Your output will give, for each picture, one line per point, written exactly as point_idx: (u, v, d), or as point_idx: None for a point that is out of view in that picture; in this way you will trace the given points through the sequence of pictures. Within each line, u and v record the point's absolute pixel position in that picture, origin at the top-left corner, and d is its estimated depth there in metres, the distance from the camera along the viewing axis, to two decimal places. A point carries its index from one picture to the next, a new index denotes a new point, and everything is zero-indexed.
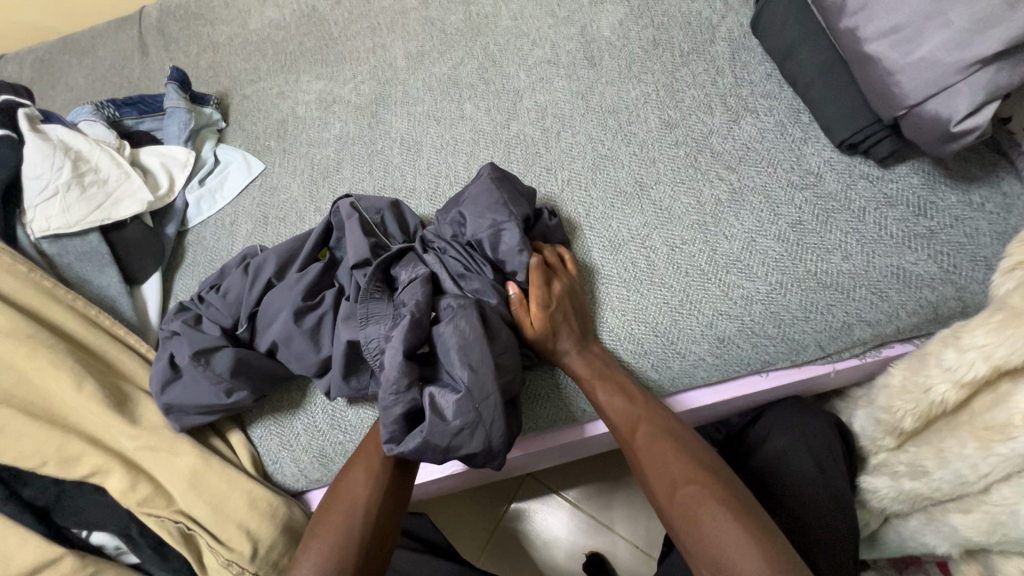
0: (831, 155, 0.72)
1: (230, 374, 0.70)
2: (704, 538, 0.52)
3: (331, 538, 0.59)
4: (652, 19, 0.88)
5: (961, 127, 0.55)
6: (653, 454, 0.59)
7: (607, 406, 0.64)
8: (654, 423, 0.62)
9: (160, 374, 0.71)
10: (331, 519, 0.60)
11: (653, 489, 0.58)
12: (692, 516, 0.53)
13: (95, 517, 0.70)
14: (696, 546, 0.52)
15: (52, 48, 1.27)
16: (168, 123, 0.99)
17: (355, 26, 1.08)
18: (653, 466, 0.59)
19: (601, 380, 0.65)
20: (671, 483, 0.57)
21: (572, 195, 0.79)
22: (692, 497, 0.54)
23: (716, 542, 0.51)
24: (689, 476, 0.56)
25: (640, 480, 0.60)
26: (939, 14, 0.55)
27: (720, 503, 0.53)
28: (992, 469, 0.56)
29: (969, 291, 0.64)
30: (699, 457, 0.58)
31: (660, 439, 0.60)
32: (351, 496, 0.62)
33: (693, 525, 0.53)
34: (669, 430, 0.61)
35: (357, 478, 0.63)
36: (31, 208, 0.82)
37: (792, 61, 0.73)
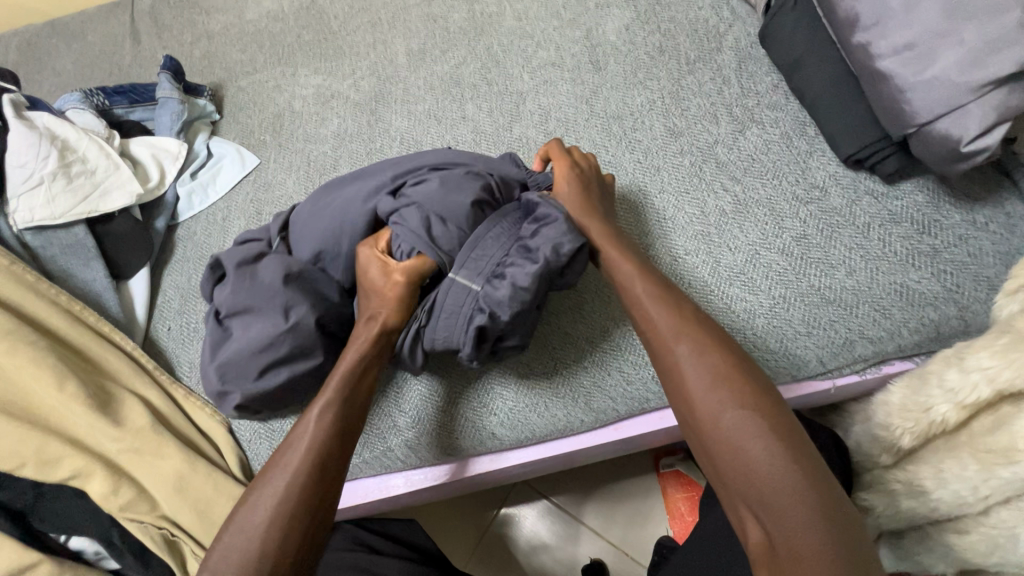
0: (836, 170, 0.71)
1: (282, 285, 0.66)
2: (750, 464, 0.46)
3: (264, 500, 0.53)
4: (659, 25, 0.88)
5: (970, 148, 0.55)
6: (719, 413, 0.49)
7: (645, 310, 0.57)
8: (731, 378, 0.50)
9: (215, 340, 0.69)
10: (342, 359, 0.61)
11: (688, 393, 0.51)
12: (768, 490, 0.45)
13: (74, 521, 0.68)
14: (738, 474, 0.47)
15: (39, 31, 1.23)
16: (160, 114, 0.97)
17: (355, 21, 1.06)
18: (693, 374, 0.52)
19: (667, 325, 0.55)
20: (717, 395, 0.50)
21: None
22: (776, 478, 0.45)
23: (790, 526, 0.43)
24: (775, 452, 0.46)
25: (671, 390, 0.53)
26: (953, 32, 0.55)
27: (769, 441, 0.46)
28: (993, 492, 0.56)
29: (971, 311, 0.63)
30: (745, 376, 0.50)
31: (706, 349, 0.52)
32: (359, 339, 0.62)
33: (766, 499, 0.45)
34: (756, 393, 0.49)
35: (316, 417, 0.57)
36: (14, 198, 0.79)
37: (800, 73, 0.73)
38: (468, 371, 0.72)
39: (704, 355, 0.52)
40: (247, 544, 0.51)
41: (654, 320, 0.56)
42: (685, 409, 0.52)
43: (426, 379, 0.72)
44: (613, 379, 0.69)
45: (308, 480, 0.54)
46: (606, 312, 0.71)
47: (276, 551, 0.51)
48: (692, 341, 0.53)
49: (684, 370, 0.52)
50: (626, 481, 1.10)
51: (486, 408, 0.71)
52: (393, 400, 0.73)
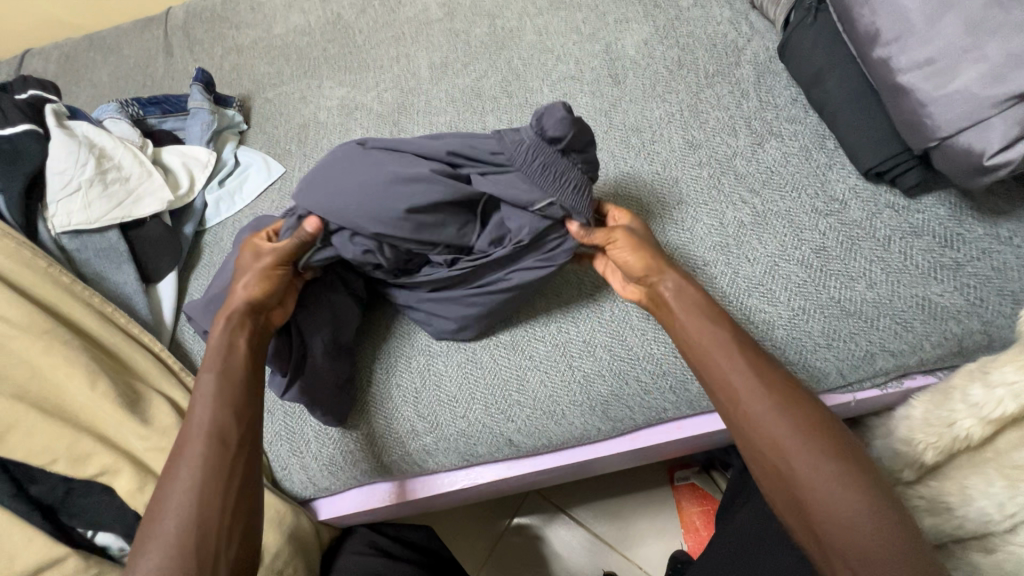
0: (856, 183, 0.71)
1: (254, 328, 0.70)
2: (832, 513, 0.48)
3: (178, 500, 0.55)
4: (677, 40, 0.89)
5: (993, 161, 0.55)
6: (766, 429, 0.53)
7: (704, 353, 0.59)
8: (781, 394, 0.54)
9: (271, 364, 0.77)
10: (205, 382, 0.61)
11: (758, 436, 0.53)
12: (832, 502, 0.48)
13: (101, 517, 0.70)
14: (819, 520, 0.49)
15: (78, 45, 1.29)
16: (191, 124, 1.00)
17: (379, 35, 1.09)
18: (762, 420, 0.53)
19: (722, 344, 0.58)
20: (789, 441, 0.51)
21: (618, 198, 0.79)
22: (836, 493, 0.49)
23: (866, 537, 0.47)
24: (832, 466, 0.50)
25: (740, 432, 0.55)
26: (974, 47, 0.55)
27: (850, 492, 0.48)
28: (1020, 510, 0.54)
29: (995, 325, 0.63)
30: (821, 428, 0.52)
31: (775, 399, 0.54)
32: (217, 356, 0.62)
33: (827, 511, 0.48)
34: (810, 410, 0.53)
35: (201, 415, 0.59)
36: (53, 203, 0.82)
37: (819, 87, 0.73)
38: (487, 377, 0.72)
39: (752, 369, 0.56)
40: (170, 536, 0.53)
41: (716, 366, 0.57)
42: (741, 422, 0.55)
43: (444, 385, 0.73)
44: (631, 388, 0.69)
45: (191, 470, 0.56)
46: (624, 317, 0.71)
47: (202, 528, 0.54)
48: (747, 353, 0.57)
49: (754, 417, 0.54)
50: (638, 493, 1.10)
51: (504, 415, 0.71)
52: (412, 405, 0.73)
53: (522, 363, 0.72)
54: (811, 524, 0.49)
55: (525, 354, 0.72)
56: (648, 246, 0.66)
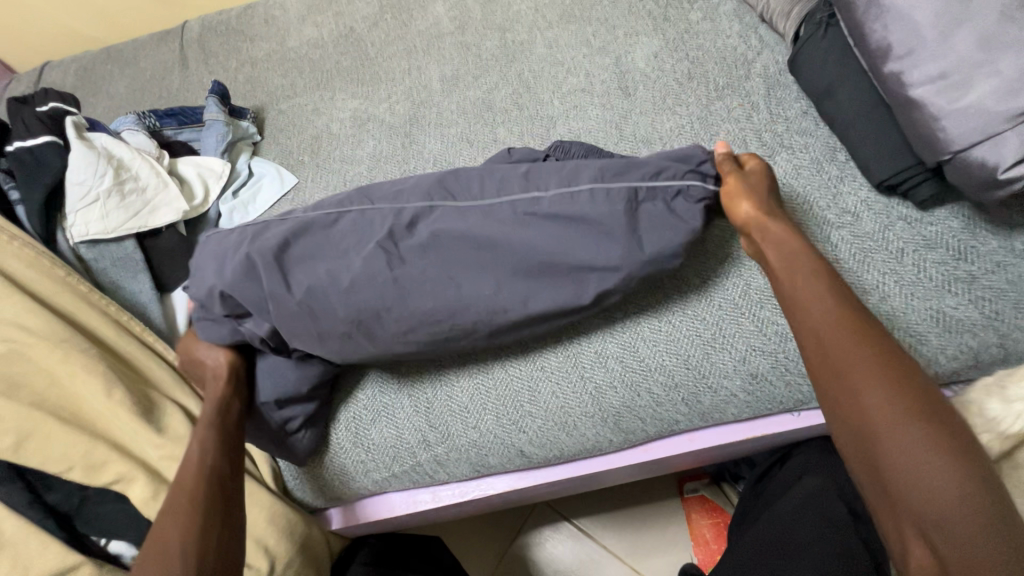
0: (867, 196, 0.71)
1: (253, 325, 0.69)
2: (928, 492, 0.45)
3: (164, 522, 0.60)
4: (687, 53, 0.90)
5: (1008, 175, 0.55)
6: (851, 385, 0.50)
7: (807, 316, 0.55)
8: (875, 354, 0.51)
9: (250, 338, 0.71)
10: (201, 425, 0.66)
11: (857, 405, 0.50)
12: (912, 461, 0.46)
13: (115, 524, 0.70)
14: (912, 499, 0.46)
15: (96, 58, 1.32)
16: (207, 135, 1.02)
17: (391, 48, 1.10)
18: (863, 389, 0.50)
19: (817, 292, 0.55)
20: (884, 412, 0.48)
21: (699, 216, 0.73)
22: (917, 451, 0.46)
23: (944, 502, 0.45)
24: (918, 427, 0.47)
25: (834, 399, 0.52)
26: (987, 63, 0.55)
27: (949, 472, 0.45)
28: None
29: (1011, 338, 0.62)
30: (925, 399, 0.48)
31: (873, 369, 0.50)
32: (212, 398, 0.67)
33: (904, 469, 0.46)
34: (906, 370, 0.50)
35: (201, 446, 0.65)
36: (72, 213, 0.84)
37: (830, 100, 0.74)
38: (498, 388, 0.72)
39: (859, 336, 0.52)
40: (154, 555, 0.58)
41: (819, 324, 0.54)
42: (827, 373, 0.52)
43: (456, 395, 0.72)
44: (643, 400, 0.69)
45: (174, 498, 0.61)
46: (636, 326, 0.70)
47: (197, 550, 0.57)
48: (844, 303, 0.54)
49: (855, 385, 0.50)
50: (647, 505, 1.09)
51: (517, 426, 0.71)
52: (423, 414, 0.73)
53: (534, 372, 0.71)
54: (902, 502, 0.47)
55: (537, 363, 0.71)
56: (762, 194, 0.62)
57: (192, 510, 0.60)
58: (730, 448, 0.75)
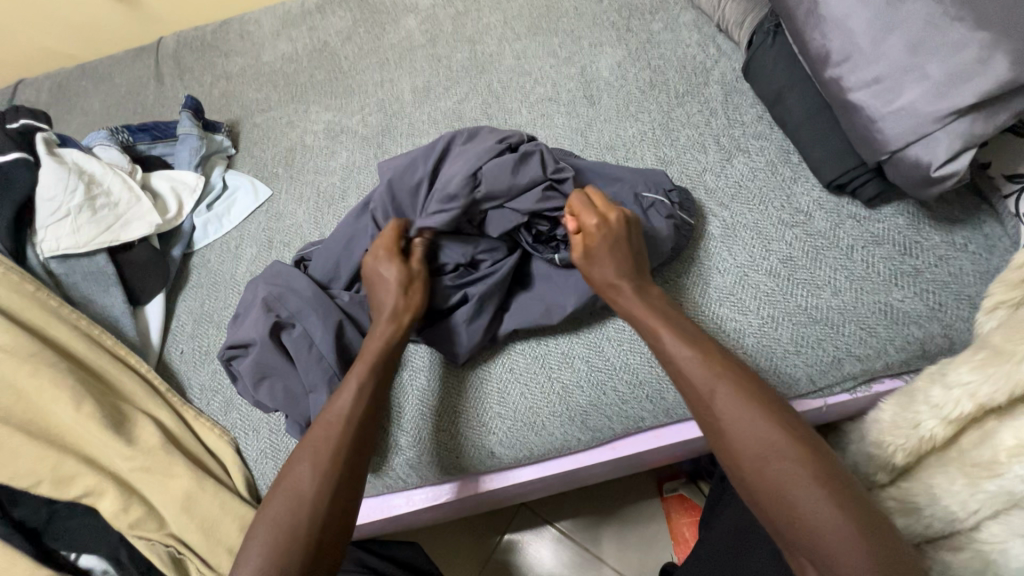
0: (820, 196, 0.74)
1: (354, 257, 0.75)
2: (801, 518, 0.48)
3: (290, 488, 0.58)
4: (649, 62, 0.93)
5: (941, 172, 0.58)
6: (734, 415, 0.53)
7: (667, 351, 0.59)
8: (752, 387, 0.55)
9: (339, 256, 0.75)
10: (305, 442, 0.61)
11: (731, 444, 0.53)
12: (782, 488, 0.49)
13: (85, 538, 0.70)
14: (789, 526, 0.48)
15: (70, 75, 1.32)
16: (180, 149, 1.02)
17: (364, 61, 1.12)
18: (732, 426, 0.53)
19: (669, 335, 0.60)
20: (757, 441, 0.51)
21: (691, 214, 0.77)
22: (790, 477, 0.49)
23: (812, 521, 0.47)
24: (785, 454, 0.50)
25: (714, 441, 0.55)
26: (917, 67, 0.59)
27: (821, 499, 0.48)
28: (980, 506, 0.55)
29: (954, 328, 0.65)
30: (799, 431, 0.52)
31: (750, 400, 0.53)
32: (333, 406, 0.62)
33: (785, 502, 0.49)
34: (761, 399, 0.54)
35: (296, 469, 0.59)
36: (42, 228, 0.84)
37: (781, 105, 0.77)
38: (467, 391, 0.73)
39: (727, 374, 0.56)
40: (285, 517, 0.56)
41: (687, 365, 0.57)
42: (700, 409, 0.56)
43: (427, 398, 0.74)
44: (609, 398, 0.71)
45: (343, 457, 0.59)
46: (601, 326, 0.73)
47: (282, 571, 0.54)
48: (698, 350, 0.58)
49: (726, 425, 0.53)
50: (626, 507, 1.10)
51: (486, 428, 0.72)
52: (394, 419, 0.74)
53: (504, 375, 0.73)
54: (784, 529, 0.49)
55: (504, 366, 0.74)
56: (621, 252, 0.65)
57: (327, 469, 0.58)
58: (694, 445, 0.77)
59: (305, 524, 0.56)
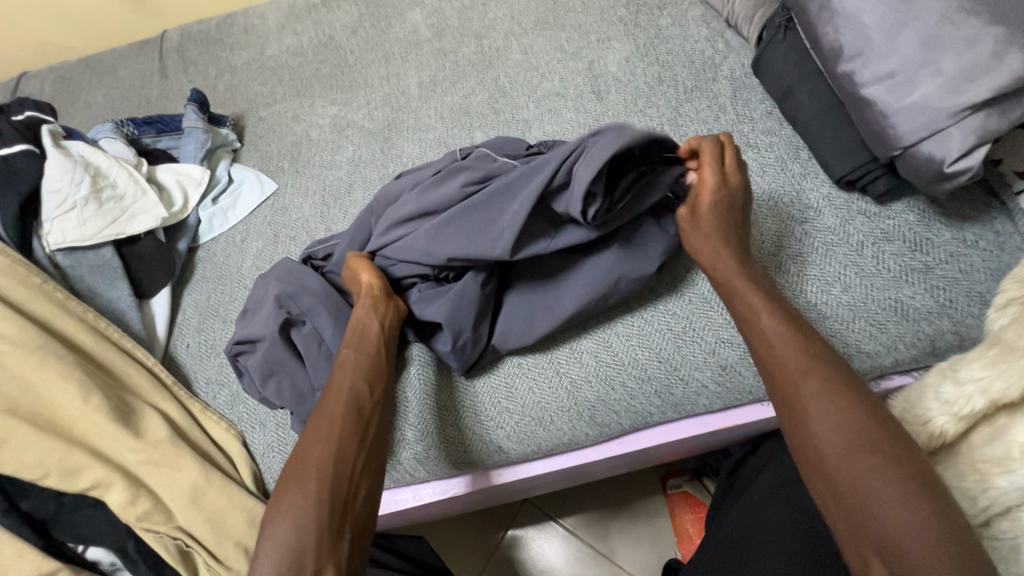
0: (829, 191, 0.74)
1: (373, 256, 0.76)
2: (887, 519, 0.46)
3: (297, 462, 0.59)
4: (657, 57, 0.92)
5: (954, 168, 0.58)
6: (822, 406, 0.52)
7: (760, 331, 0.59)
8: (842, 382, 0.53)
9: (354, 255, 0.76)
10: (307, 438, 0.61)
11: (816, 432, 0.52)
12: (869, 488, 0.48)
13: (92, 530, 0.70)
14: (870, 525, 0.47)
15: (74, 68, 1.32)
16: (185, 142, 1.02)
17: (370, 55, 1.12)
18: (819, 415, 0.52)
19: (766, 318, 0.59)
20: (844, 432, 0.50)
21: None
22: (874, 476, 0.48)
23: (897, 523, 0.46)
24: (879, 456, 0.49)
25: (793, 430, 0.54)
26: (930, 62, 0.58)
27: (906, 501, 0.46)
28: (991, 502, 0.55)
29: (964, 325, 0.65)
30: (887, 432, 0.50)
31: (837, 392, 0.52)
32: (332, 405, 0.63)
33: (869, 500, 0.47)
34: (861, 400, 0.52)
35: (296, 467, 0.59)
36: (48, 221, 0.84)
37: (792, 100, 0.77)
38: (474, 387, 0.73)
39: (817, 363, 0.55)
40: (295, 492, 0.57)
41: (779, 349, 0.57)
42: (784, 398, 0.55)
43: (436, 395, 0.74)
44: (617, 394, 0.70)
45: (342, 432, 0.61)
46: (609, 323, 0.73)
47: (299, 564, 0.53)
48: (794, 331, 0.57)
49: (813, 413, 0.53)
50: (631, 505, 1.10)
51: (493, 422, 0.72)
52: (401, 413, 0.74)
53: (511, 370, 0.73)
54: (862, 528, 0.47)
55: (512, 361, 0.74)
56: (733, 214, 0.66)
57: (332, 468, 0.58)
58: (698, 442, 0.78)
59: (313, 525, 0.55)
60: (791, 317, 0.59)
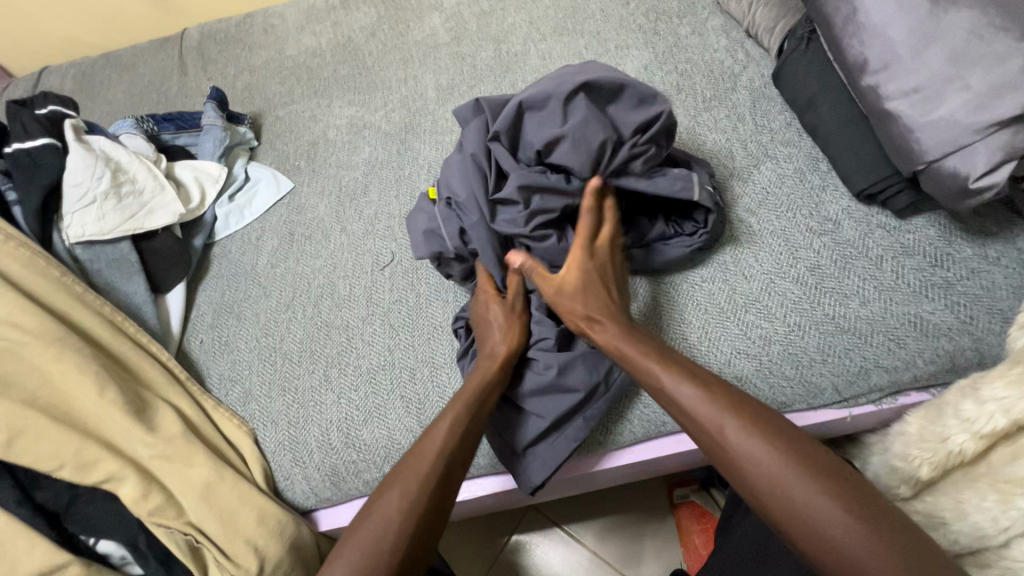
0: (849, 204, 0.74)
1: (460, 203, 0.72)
2: (827, 539, 0.47)
3: (372, 519, 0.57)
4: (676, 66, 0.93)
5: (979, 184, 0.58)
6: (740, 437, 0.53)
7: (677, 390, 0.58)
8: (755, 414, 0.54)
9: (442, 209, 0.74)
10: (402, 482, 0.59)
11: (739, 465, 0.52)
12: (800, 512, 0.49)
13: (103, 524, 0.71)
14: (815, 547, 0.48)
15: (95, 63, 1.33)
16: (204, 139, 1.03)
17: (388, 58, 1.13)
18: (736, 446, 0.53)
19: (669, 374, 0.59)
20: (755, 457, 0.52)
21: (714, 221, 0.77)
22: (803, 498, 0.49)
23: (846, 544, 0.46)
24: (792, 472, 0.50)
25: (724, 470, 0.54)
26: (957, 78, 0.58)
27: (838, 513, 0.47)
28: (1012, 523, 0.54)
29: (985, 342, 0.65)
30: (799, 446, 0.52)
31: (748, 423, 0.53)
32: (429, 439, 0.62)
33: (806, 524, 0.48)
34: (768, 426, 0.53)
35: (401, 512, 0.56)
36: (68, 214, 0.85)
37: (812, 112, 0.76)
38: None
39: (711, 399, 0.56)
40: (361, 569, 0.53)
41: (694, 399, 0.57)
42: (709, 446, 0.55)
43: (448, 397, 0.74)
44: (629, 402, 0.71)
45: (426, 489, 0.58)
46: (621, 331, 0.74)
47: None
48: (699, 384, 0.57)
49: (731, 451, 0.53)
50: (638, 514, 1.10)
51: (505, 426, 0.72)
52: (414, 415, 0.74)
53: None
54: (815, 555, 0.48)
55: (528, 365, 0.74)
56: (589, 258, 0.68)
57: (411, 505, 0.57)
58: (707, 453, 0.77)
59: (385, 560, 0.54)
60: (694, 372, 0.59)
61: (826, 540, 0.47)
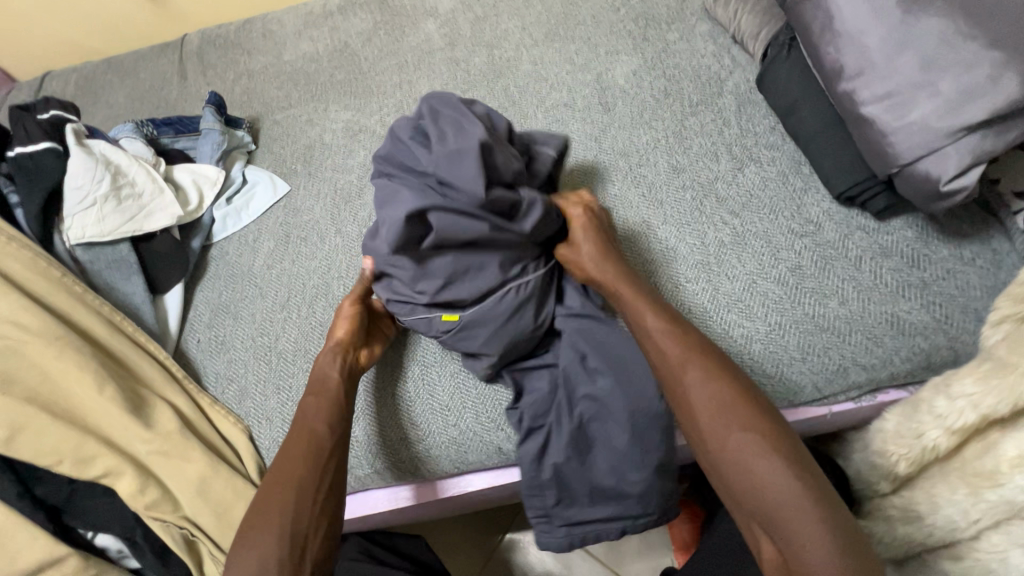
0: (830, 207, 0.75)
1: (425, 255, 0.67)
2: (762, 484, 0.53)
3: (262, 522, 0.61)
4: (664, 71, 0.94)
5: (949, 187, 0.59)
6: (704, 387, 0.59)
7: (655, 337, 0.64)
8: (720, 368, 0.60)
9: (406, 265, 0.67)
10: (273, 484, 0.64)
11: (697, 411, 0.58)
12: (742, 460, 0.55)
13: (101, 517, 0.72)
14: (746, 488, 0.54)
15: (96, 68, 1.36)
16: (203, 143, 1.05)
17: (384, 63, 1.15)
18: (698, 394, 0.59)
19: (652, 321, 0.65)
20: (712, 405, 0.58)
21: (699, 222, 0.79)
22: (744, 448, 0.55)
23: (773, 491, 0.53)
24: (742, 424, 0.56)
25: (682, 415, 0.60)
26: (928, 84, 0.60)
27: (774, 465, 0.53)
28: (982, 515, 0.56)
29: (960, 341, 0.66)
30: (753, 404, 0.57)
31: (714, 377, 0.59)
32: (292, 446, 0.66)
33: (745, 469, 0.54)
34: (732, 382, 0.59)
35: (270, 513, 0.62)
36: (69, 216, 0.87)
37: (794, 116, 0.78)
38: (477, 387, 0.75)
39: (687, 351, 0.61)
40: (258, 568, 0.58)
41: (671, 350, 0.62)
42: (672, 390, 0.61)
43: (439, 394, 0.75)
44: None
45: (304, 489, 0.63)
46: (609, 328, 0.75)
47: None
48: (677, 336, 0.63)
49: (693, 396, 0.59)
50: None
51: (494, 424, 0.73)
52: (406, 412, 0.76)
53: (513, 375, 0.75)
54: (746, 496, 0.54)
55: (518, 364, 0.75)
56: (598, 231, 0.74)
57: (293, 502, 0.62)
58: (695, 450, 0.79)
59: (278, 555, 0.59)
60: (674, 321, 0.65)
61: (759, 482, 0.53)
